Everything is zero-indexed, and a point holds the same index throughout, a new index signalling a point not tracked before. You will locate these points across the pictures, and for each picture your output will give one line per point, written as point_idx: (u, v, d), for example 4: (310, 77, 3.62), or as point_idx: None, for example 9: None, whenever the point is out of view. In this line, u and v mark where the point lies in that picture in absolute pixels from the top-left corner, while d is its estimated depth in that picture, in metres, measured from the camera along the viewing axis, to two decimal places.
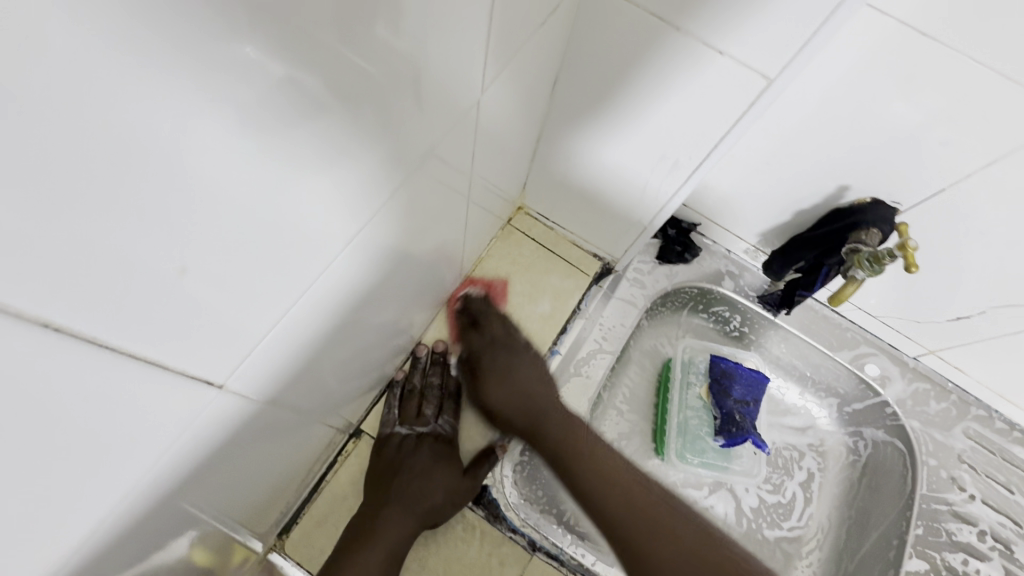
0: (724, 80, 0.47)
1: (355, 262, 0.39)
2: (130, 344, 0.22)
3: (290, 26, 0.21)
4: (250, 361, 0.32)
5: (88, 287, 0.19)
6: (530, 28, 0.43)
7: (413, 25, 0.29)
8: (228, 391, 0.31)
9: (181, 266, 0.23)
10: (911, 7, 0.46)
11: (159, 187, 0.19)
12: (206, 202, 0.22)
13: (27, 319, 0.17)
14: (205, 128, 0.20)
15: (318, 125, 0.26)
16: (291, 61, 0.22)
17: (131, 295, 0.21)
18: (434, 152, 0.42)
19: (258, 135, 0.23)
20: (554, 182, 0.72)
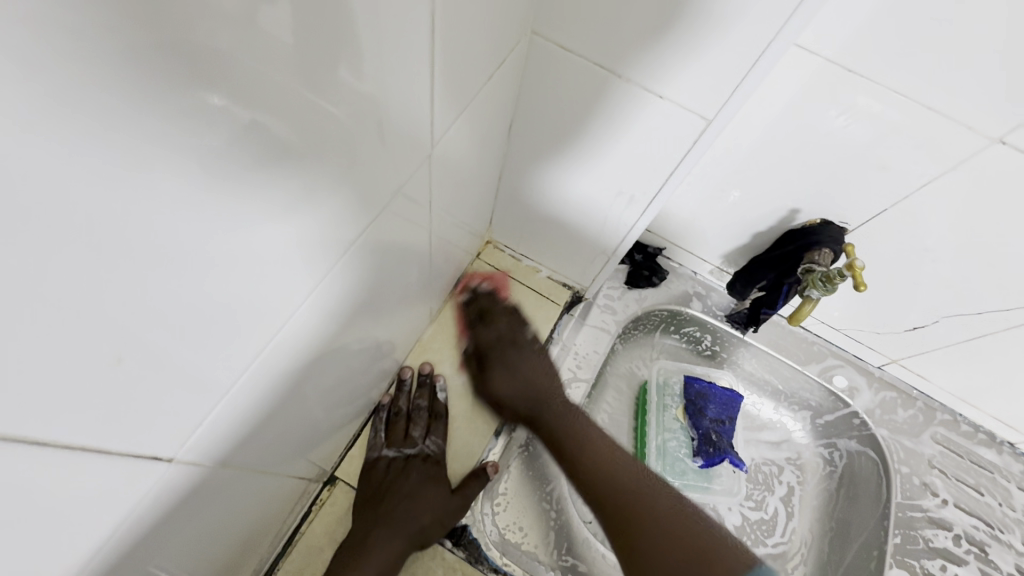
0: (666, 122, 0.49)
1: (315, 314, 0.39)
2: (69, 435, 0.22)
3: (231, 107, 0.22)
4: (202, 430, 0.32)
5: (26, 385, 0.19)
6: (479, 81, 0.45)
7: (374, 69, 0.31)
8: (179, 462, 0.31)
9: (117, 355, 0.23)
10: (837, 47, 0.50)
11: (90, 288, 0.20)
12: (141, 294, 0.22)
13: None
14: (154, 205, 0.21)
15: (286, 167, 0.27)
16: (255, 107, 0.23)
17: (70, 386, 0.21)
18: (402, 190, 0.43)
19: (225, 179, 0.24)
20: (520, 217, 0.73)
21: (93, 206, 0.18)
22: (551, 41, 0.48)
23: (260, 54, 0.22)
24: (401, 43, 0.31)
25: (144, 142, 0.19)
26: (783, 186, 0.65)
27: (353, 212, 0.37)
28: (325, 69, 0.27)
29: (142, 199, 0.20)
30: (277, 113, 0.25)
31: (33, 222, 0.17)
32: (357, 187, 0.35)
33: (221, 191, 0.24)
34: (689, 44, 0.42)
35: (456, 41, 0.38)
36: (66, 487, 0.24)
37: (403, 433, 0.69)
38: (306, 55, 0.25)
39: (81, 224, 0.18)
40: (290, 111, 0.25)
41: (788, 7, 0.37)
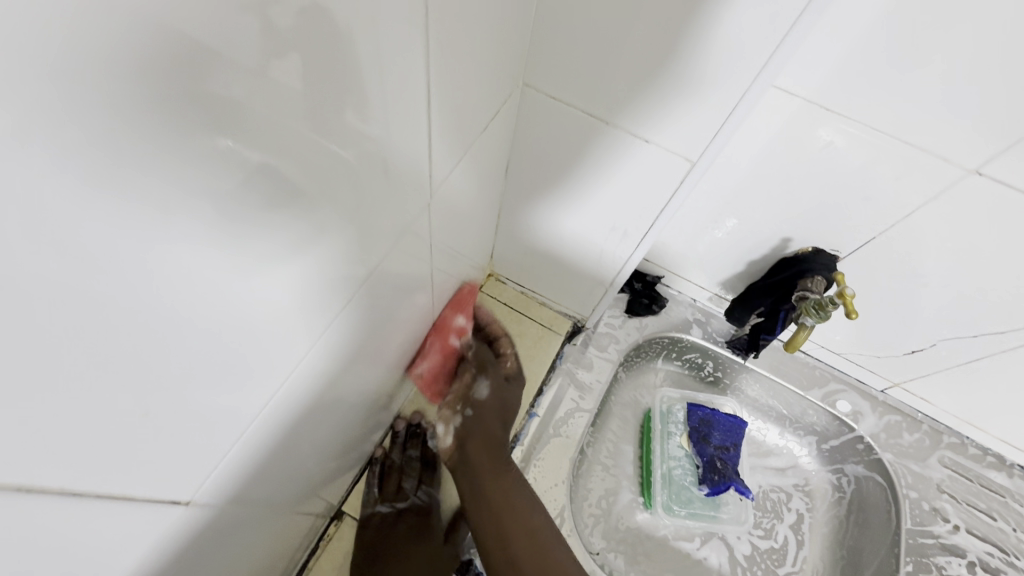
0: (653, 163, 0.52)
1: (323, 356, 0.41)
2: (95, 485, 0.24)
3: (242, 150, 0.22)
4: (214, 476, 0.33)
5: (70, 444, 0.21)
6: (475, 131, 0.48)
7: (376, 115, 0.32)
8: (195, 504, 0.33)
9: (145, 411, 0.24)
10: (814, 88, 0.53)
11: (127, 355, 0.22)
12: (169, 353, 0.24)
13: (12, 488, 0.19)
14: (167, 257, 0.21)
15: (291, 209, 0.28)
16: (264, 148, 0.24)
17: (104, 440, 0.23)
18: (405, 234, 0.45)
19: (234, 222, 0.24)
20: (520, 251, 0.75)
21: (128, 274, 0.19)
22: (543, 92, 0.51)
23: (268, 98, 0.23)
24: (402, 108, 0.34)
25: (158, 199, 0.19)
26: (773, 216, 0.67)
27: (359, 260, 0.39)
28: (332, 111, 0.28)
29: (164, 258, 0.21)
30: (296, 184, 0.27)
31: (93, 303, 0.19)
32: (361, 237, 0.38)
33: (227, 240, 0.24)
34: (671, 88, 0.44)
35: (452, 99, 0.41)
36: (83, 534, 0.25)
37: (393, 486, 0.70)
38: (311, 99, 0.26)
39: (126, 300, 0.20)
40: (296, 157, 0.26)
41: (761, 57, 0.40)
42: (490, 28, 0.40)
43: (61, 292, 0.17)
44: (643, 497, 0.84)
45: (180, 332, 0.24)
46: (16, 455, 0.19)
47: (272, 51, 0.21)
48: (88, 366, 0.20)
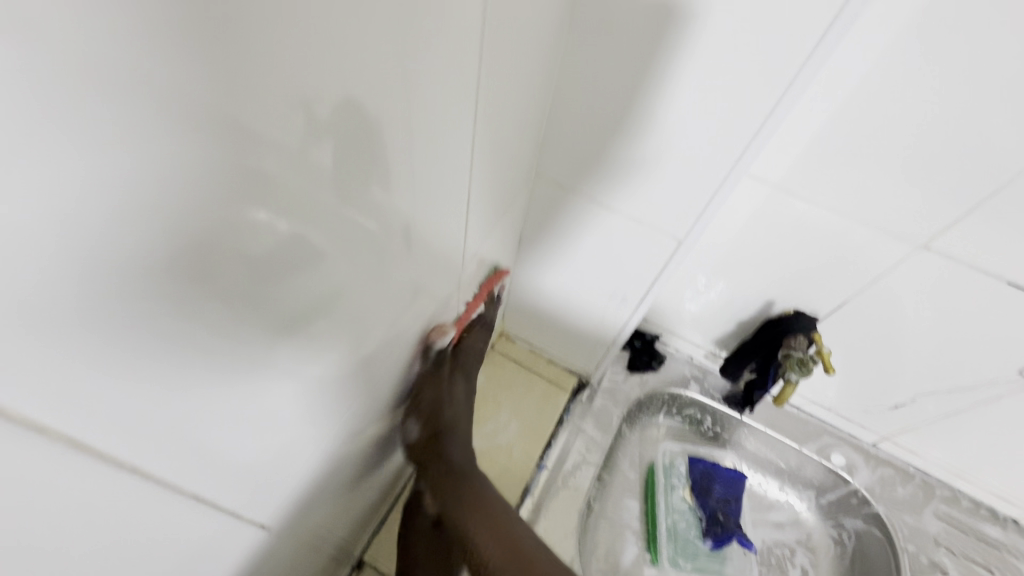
0: (647, 238, 0.60)
1: (367, 406, 0.47)
2: (232, 499, 0.31)
3: (293, 234, 0.22)
4: (287, 504, 0.40)
5: (223, 473, 0.28)
6: (497, 215, 0.57)
7: (402, 194, 0.35)
8: (268, 527, 0.38)
9: (265, 446, 0.31)
10: (781, 175, 0.61)
11: (262, 404, 0.28)
12: (275, 403, 0.30)
13: (202, 496, 0.27)
14: (225, 342, 0.22)
15: (329, 281, 0.29)
16: (309, 236, 0.24)
17: (239, 470, 0.30)
18: (433, 303, 0.52)
19: (278, 304, 0.24)
20: (529, 313, 0.82)
21: (246, 352, 0.24)
22: (553, 181, 0.61)
23: (316, 191, 0.23)
24: (441, 204, 0.42)
25: (186, 296, 0.18)
26: (754, 282, 0.76)
27: (402, 323, 0.46)
28: (362, 197, 0.29)
29: (228, 340, 0.22)
30: (365, 276, 0.34)
31: (239, 370, 0.24)
32: (404, 307, 0.45)
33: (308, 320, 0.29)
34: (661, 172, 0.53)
35: (481, 193, 0.50)
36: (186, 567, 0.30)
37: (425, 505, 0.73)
38: (350, 183, 0.27)
39: (254, 368, 0.25)
40: (331, 244, 0.27)
41: (737, 149, 0.49)
42: (511, 137, 0.50)
43: (236, 361, 0.24)
44: (649, 552, 0.85)
45: (283, 385, 0.30)
46: (201, 478, 0.26)
47: (315, 142, 0.21)
48: (238, 416, 0.26)
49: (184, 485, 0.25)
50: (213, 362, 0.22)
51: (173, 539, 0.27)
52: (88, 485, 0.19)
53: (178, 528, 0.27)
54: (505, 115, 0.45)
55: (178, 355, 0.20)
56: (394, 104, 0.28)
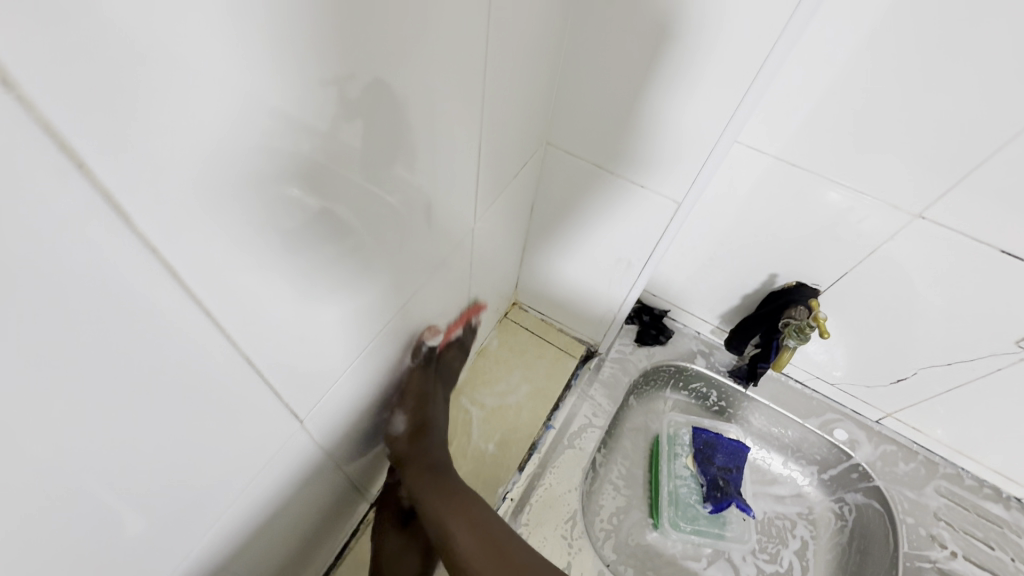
0: (648, 204, 0.64)
1: (392, 344, 0.53)
2: (283, 387, 0.37)
3: (303, 199, 0.28)
4: (324, 414, 0.46)
5: (275, 356, 0.34)
6: (506, 179, 0.61)
7: (421, 164, 0.41)
8: (306, 432, 0.44)
9: (306, 349, 0.37)
10: (780, 147, 0.65)
11: (303, 304, 0.34)
12: (319, 309, 0.36)
13: (259, 369, 0.33)
14: (278, 237, 0.28)
15: (359, 211, 0.35)
16: (325, 198, 0.30)
17: (286, 360, 0.35)
18: (451, 259, 0.57)
19: (315, 220, 0.30)
20: (540, 282, 0.87)
21: (295, 249, 0.30)
22: (561, 149, 0.65)
23: (341, 127, 0.29)
24: (454, 173, 0.47)
25: (253, 190, 0.24)
26: (760, 254, 0.78)
27: (424, 268, 0.51)
28: (385, 166, 0.36)
29: (280, 235, 0.28)
30: (386, 215, 0.39)
31: (289, 266, 0.30)
32: (425, 255, 0.50)
33: (342, 237, 0.34)
34: (658, 137, 0.57)
35: (494, 154, 0.54)
36: (238, 447, 0.35)
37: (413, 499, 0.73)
38: (375, 148, 0.34)
39: (301, 268, 0.31)
40: (354, 178, 0.33)
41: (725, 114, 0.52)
42: (523, 103, 0.54)
43: (287, 254, 0.29)
44: (651, 515, 0.90)
45: (326, 294, 0.36)
46: (253, 350, 0.31)
47: (344, 116, 0.29)
48: (284, 306, 0.32)
49: (239, 363, 0.31)
50: (270, 249, 0.28)
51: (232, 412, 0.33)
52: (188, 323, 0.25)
53: (239, 401, 0.33)
54: (515, 83, 0.50)
55: (250, 235, 0.26)
56: (416, 57, 0.33)
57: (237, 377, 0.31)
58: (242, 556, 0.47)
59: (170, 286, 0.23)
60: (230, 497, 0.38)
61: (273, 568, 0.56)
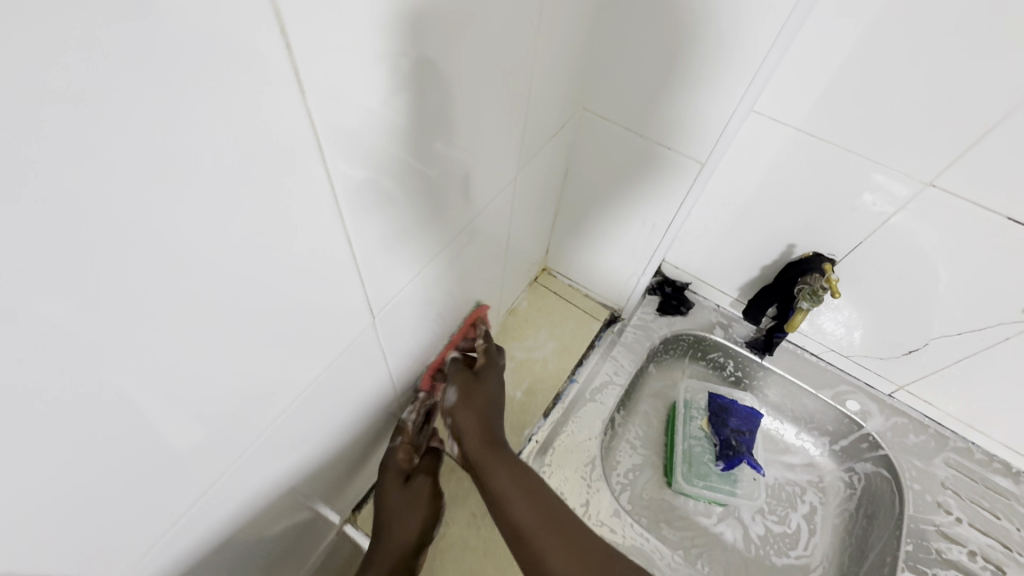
0: (676, 167, 0.69)
1: (439, 278, 0.60)
2: (358, 280, 0.45)
3: (351, 169, 0.36)
4: (382, 323, 0.53)
5: (354, 248, 0.42)
6: (543, 139, 0.66)
7: (456, 143, 0.48)
8: (368, 335, 0.52)
9: (375, 251, 0.45)
10: (799, 118, 0.70)
11: (378, 207, 0.42)
12: (388, 217, 0.44)
13: (342, 256, 0.41)
14: (369, 136, 0.36)
15: (425, 136, 0.42)
16: (369, 169, 0.38)
17: (361, 255, 0.43)
18: (489, 207, 0.64)
19: (389, 130, 0.38)
20: (569, 248, 0.93)
21: (377, 154, 0.38)
22: (595, 113, 0.70)
23: (419, 59, 0.36)
24: (482, 150, 0.54)
25: (358, 92, 0.32)
26: (780, 224, 0.82)
27: (470, 206, 0.59)
28: (425, 143, 0.43)
29: (368, 138, 0.36)
30: (447, 144, 0.47)
31: (371, 167, 0.38)
32: (465, 205, 0.57)
33: (407, 157, 0.42)
34: (685, 101, 0.62)
35: (535, 112, 0.60)
36: (316, 325, 0.43)
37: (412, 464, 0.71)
38: (415, 134, 0.41)
39: (378, 172, 0.39)
40: (423, 107, 0.40)
41: (744, 78, 0.57)
42: (563, 67, 0.60)
43: (370, 156, 0.37)
44: (665, 473, 0.95)
45: (394, 204, 0.44)
46: (339, 235, 0.39)
47: (387, 92, 0.35)
48: (363, 204, 0.40)
49: (326, 243, 0.38)
50: (359, 147, 0.35)
51: (317, 292, 0.41)
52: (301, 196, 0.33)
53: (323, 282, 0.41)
54: (556, 47, 0.56)
55: (349, 131, 0.33)
56: (481, 13, 0.40)
57: (322, 260, 0.39)
58: (310, 446, 0.55)
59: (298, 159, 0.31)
60: (306, 375, 0.46)
61: (329, 476, 0.64)
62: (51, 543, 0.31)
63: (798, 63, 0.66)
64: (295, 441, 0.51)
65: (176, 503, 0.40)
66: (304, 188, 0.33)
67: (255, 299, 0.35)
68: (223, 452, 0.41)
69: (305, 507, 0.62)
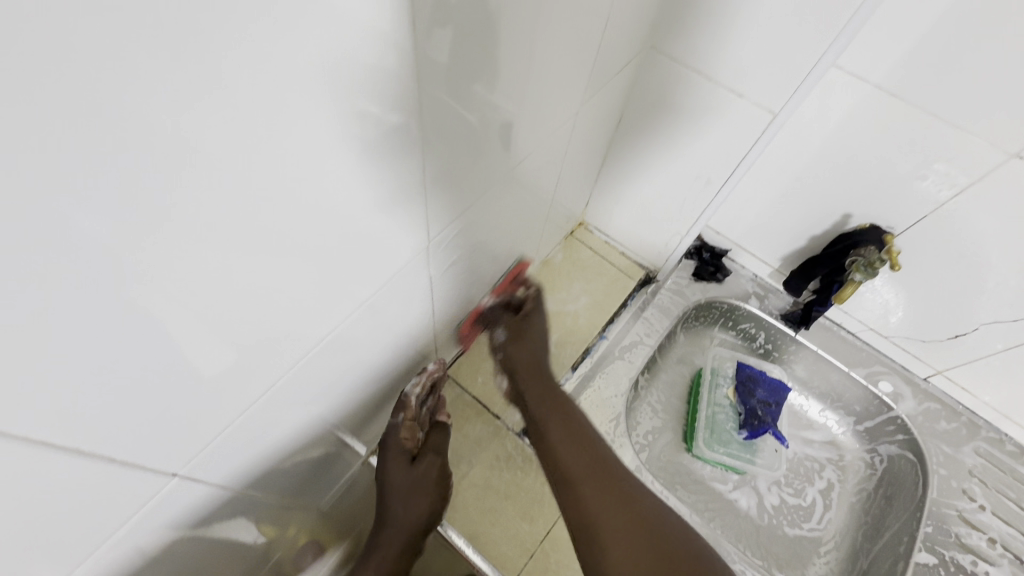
0: (744, 116, 0.65)
1: (482, 215, 0.58)
2: (414, 203, 0.43)
3: (404, 96, 0.33)
4: (429, 255, 0.52)
5: (417, 166, 0.40)
6: (606, 77, 0.62)
7: (512, 74, 0.44)
8: (414, 266, 0.51)
9: (433, 173, 0.43)
10: (882, 75, 0.65)
11: (441, 122, 0.39)
12: (448, 135, 0.41)
13: (403, 174, 0.39)
14: (445, 35, 0.33)
15: (494, 48, 0.39)
16: (425, 93, 0.35)
17: (423, 174, 0.41)
18: (541, 146, 0.61)
19: (464, 33, 0.34)
20: (611, 201, 0.90)
21: (448, 60, 0.35)
22: (664, 54, 0.65)
23: None
24: (545, 77, 0.50)
25: None
26: (837, 191, 0.78)
27: (524, 139, 0.56)
28: (477, 73, 0.39)
29: (442, 39, 0.33)
30: (512, 67, 0.43)
31: (440, 74, 0.35)
32: (511, 146, 0.53)
33: (476, 69, 0.39)
34: (767, 42, 0.57)
35: (604, 42, 0.56)
36: (367, 245, 0.41)
37: (416, 442, 0.71)
38: (463, 60, 0.36)
39: (446, 82, 0.36)
40: (498, 12, 0.36)
41: (842, 19, 0.52)
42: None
43: (442, 60, 0.34)
44: (685, 438, 0.95)
45: (455, 121, 0.41)
46: (404, 148, 0.37)
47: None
48: (429, 116, 0.37)
49: (393, 152, 0.36)
50: (431, 46, 0.32)
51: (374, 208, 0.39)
52: (373, 92, 0.30)
53: (381, 199, 0.38)
54: None
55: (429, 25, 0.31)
56: None
57: (386, 171, 0.37)
58: (348, 375, 0.54)
59: (378, 46, 0.28)
60: (353, 299, 0.45)
61: (361, 409, 0.64)
62: (103, 437, 0.30)
63: (891, 11, 0.60)
64: (336, 367, 0.51)
65: (223, 412, 0.39)
66: (380, 81, 0.30)
67: (321, 203, 0.33)
68: (272, 365, 0.41)
69: (335, 437, 0.62)
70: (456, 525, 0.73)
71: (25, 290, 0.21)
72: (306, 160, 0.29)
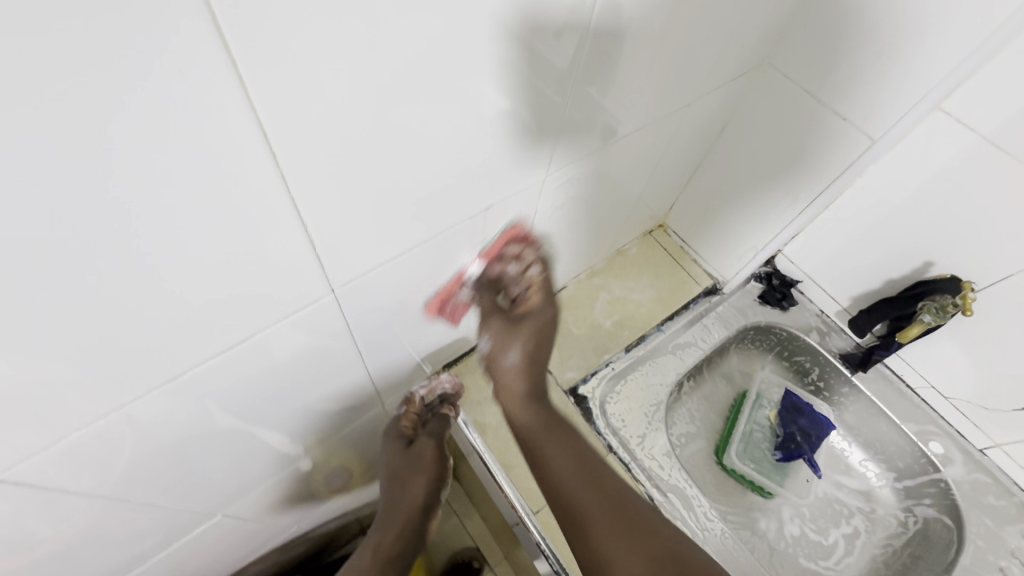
0: (842, 135, 0.70)
1: (586, 176, 0.64)
2: (545, 145, 0.51)
3: (564, 47, 0.41)
4: (539, 199, 0.60)
5: (556, 113, 0.48)
6: (723, 81, 0.68)
7: (648, 52, 0.51)
8: (529, 204, 0.60)
9: (568, 126, 0.51)
10: (993, 127, 0.66)
11: (586, 82, 0.47)
12: (586, 92, 0.49)
13: (543, 116, 0.47)
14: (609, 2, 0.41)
15: (640, 25, 0.46)
16: (580, 48, 0.43)
17: (560, 122, 0.50)
18: (654, 130, 0.67)
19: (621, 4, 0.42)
20: (698, 210, 0.94)
21: (604, 25, 0.43)
22: (781, 72, 0.71)
23: None
24: (673, 65, 0.57)
25: None
26: (921, 237, 0.80)
27: (643, 117, 0.62)
28: (622, 41, 0.47)
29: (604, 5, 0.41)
30: (649, 47, 0.50)
31: (596, 36, 0.43)
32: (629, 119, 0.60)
33: (623, 38, 0.46)
34: (883, 72, 0.62)
35: (731, 47, 0.62)
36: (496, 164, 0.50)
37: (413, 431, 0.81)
38: (614, 27, 0.44)
39: (600, 47, 0.44)
40: None
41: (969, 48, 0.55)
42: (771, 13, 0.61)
43: (602, 24, 0.42)
44: (717, 447, 0.98)
45: (594, 82, 0.49)
46: (552, 90, 0.45)
47: None
48: (578, 70, 0.45)
49: (536, 88, 0.44)
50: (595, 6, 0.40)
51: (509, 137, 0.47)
52: (541, 33, 0.39)
53: (519, 129, 0.47)
54: None
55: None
56: None
57: (529, 104, 0.45)
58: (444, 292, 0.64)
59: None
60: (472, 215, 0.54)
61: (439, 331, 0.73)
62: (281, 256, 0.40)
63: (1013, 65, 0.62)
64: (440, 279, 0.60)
65: (356, 273, 0.48)
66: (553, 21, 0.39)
67: (475, 114, 0.42)
68: (400, 249, 0.50)
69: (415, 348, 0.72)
70: (494, 453, 0.81)
71: (307, 107, 0.31)
72: (475, 69, 0.38)
